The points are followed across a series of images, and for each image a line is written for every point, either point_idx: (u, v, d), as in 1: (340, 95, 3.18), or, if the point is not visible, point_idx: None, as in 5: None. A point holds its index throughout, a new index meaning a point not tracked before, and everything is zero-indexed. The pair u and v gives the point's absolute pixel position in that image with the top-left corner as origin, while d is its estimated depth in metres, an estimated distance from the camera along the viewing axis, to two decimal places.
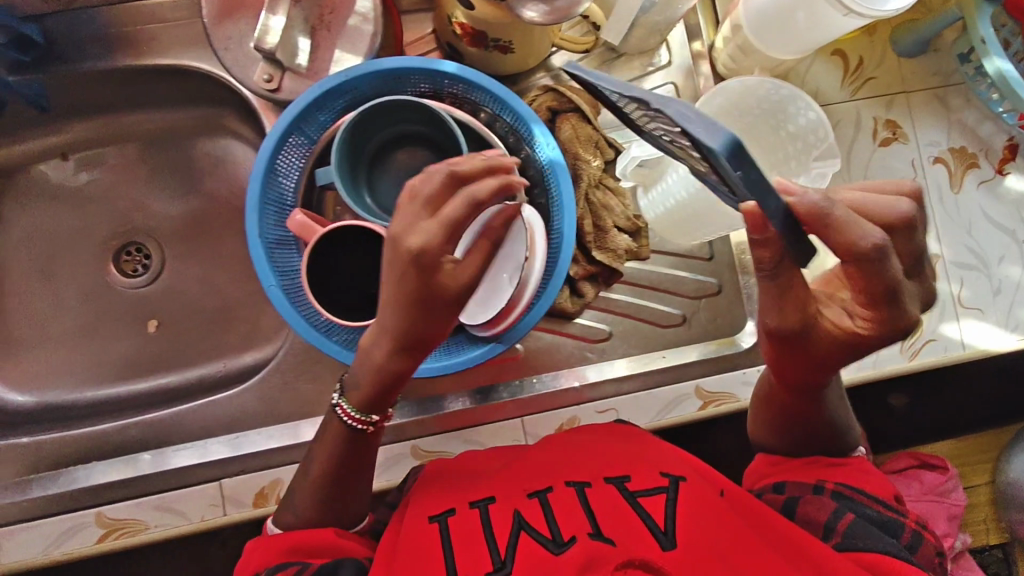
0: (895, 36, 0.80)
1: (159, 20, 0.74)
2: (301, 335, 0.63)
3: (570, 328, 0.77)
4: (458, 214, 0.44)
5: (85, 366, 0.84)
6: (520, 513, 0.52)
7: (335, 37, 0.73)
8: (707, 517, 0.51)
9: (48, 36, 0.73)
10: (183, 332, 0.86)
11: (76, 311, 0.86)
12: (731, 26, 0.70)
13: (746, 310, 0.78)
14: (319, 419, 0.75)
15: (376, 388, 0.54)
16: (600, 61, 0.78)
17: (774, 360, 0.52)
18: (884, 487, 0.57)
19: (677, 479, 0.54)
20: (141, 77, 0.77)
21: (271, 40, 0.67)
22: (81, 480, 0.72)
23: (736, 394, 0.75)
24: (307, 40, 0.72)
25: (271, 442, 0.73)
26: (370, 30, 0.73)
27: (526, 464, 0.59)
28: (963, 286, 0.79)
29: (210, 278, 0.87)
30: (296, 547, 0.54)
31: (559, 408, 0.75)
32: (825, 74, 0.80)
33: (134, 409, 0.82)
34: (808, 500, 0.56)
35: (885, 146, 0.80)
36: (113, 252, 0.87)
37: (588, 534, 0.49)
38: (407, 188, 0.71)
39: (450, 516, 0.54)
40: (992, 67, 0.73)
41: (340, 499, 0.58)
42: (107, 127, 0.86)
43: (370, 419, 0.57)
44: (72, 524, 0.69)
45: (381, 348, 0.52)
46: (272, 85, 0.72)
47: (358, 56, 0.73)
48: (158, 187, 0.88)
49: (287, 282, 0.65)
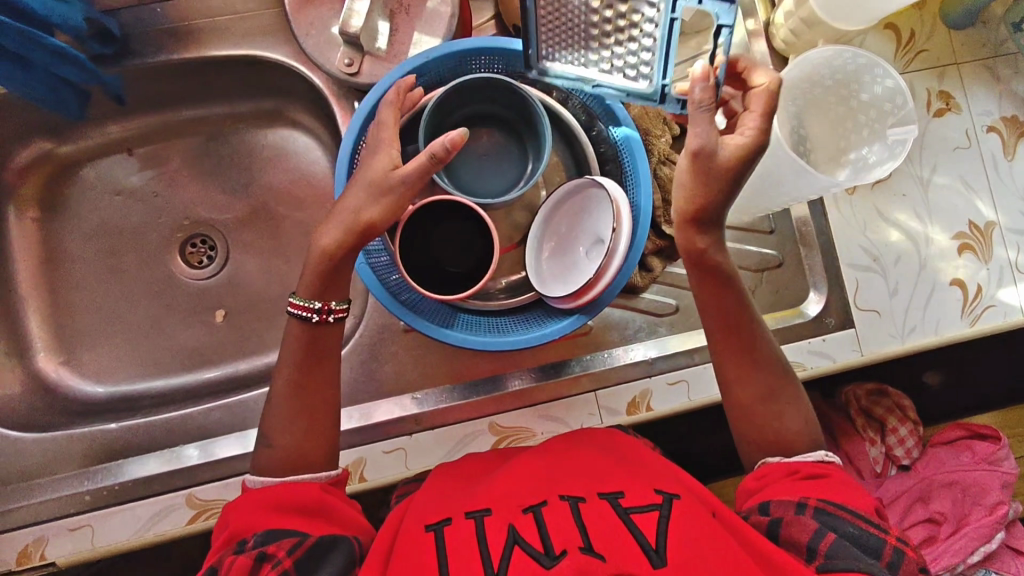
0: (945, 9, 0.82)
1: (230, 11, 0.76)
2: (393, 311, 0.65)
3: (638, 303, 0.79)
4: (419, 171, 0.59)
5: (154, 356, 0.85)
6: (515, 528, 0.53)
7: (413, 21, 0.74)
8: (698, 532, 0.53)
9: (122, 30, 0.75)
10: (247, 320, 0.86)
11: (142, 303, 0.86)
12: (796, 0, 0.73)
13: (808, 280, 0.82)
14: (397, 399, 0.76)
15: (320, 278, 0.62)
16: None
17: (691, 251, 0.63)
18: (864, 502, 0.57)
19: (671, 495, 0.56)
20: (211, 69, 0.79)
21: (354, 23, 0.68)
22: (169, 463, 0.73)
23: (804, 363, 0.78)
24: (386, 23, 0.73)
25: (352, 423, 0.75)
26: (447, 11, 0.73)
27: (520, 476, 0.61)
28: (1019, 252, 0.81)
29: (272, 266, 0.87)
30: (280, 503, 0.56)
31: (633, 380, 0.76)
32: (878, 47, 0.82)
33: (205, 397, 0.83)
34: (790, 521, 0.55)
35: (939, 116, 0.82)
36: (178, 245, 0.88)
37: (580, 546, 0.51)
38: (482, 167, 0.73)
39: (445, 525, 0.55)
40: None
41: (303, 423, 0.62)
42: (170, 121, 0.87)
43: (312, 307, 0.62)
44: (163, 506, 0.71)
45: (329, 235, 0.61)
46: (351, 69, 0.72)
47: (436, 38, 0.73)
48: (219, 179, 0.89)
49: (374, 260, 0.67)
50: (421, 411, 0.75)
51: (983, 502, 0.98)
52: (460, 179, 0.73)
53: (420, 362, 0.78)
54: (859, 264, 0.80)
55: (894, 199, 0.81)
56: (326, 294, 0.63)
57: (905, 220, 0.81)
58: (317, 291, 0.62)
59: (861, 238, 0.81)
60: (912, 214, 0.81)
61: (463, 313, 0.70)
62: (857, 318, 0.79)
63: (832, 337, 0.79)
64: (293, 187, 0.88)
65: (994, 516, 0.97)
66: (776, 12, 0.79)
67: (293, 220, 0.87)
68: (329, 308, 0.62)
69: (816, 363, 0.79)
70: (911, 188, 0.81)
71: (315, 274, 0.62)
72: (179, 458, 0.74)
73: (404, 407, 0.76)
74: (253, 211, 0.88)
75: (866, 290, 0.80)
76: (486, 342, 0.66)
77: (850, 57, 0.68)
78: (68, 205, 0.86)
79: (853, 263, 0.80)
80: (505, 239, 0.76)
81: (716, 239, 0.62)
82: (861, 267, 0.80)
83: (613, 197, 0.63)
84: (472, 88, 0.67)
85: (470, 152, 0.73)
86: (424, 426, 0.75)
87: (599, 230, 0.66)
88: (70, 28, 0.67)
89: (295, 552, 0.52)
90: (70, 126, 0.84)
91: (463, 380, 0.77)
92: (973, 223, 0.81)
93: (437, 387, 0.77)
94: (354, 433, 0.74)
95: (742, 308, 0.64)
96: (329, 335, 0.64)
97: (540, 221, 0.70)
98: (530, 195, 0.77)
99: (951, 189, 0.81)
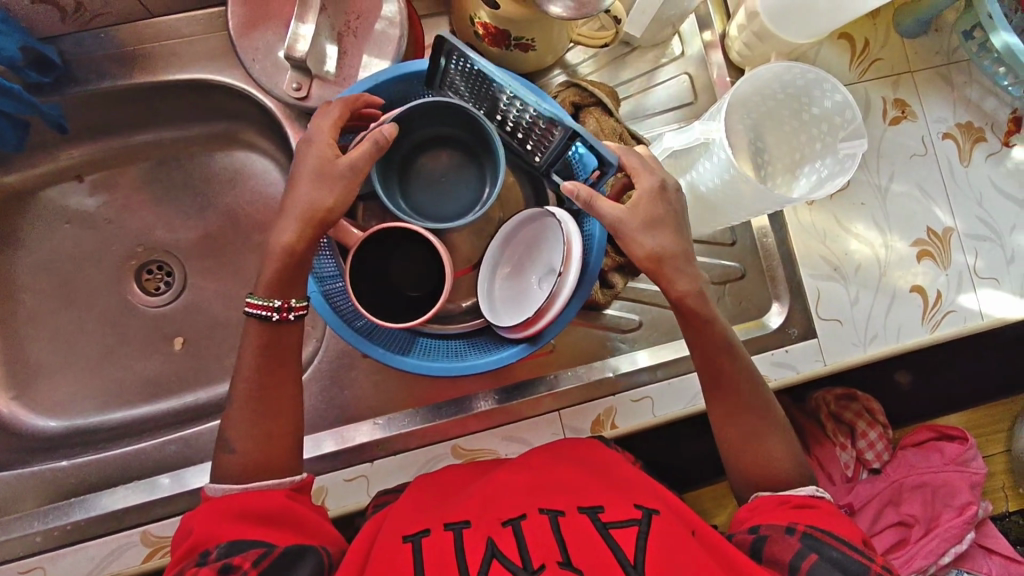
0: (897, 18, 0.83)
1: (177, 36, 0.75)
2: (345, 340, 0.63)
3: (600, 320, 0.79)
4: (369, 159, 0.59)
5: (109, 387, 0.83)
6: (494, 542, 0.53)
7: (362, 42, 0.73)
8: (676, 547, 0.53)
9: (64, 57, 0.73)
10: (205, 348, 0.84)
11: (95, 332, 0.84)
12: (748, 13, 0.74)
13: (770, 292, 0.83)
14: (358, 426, 0.75)
15: (282, 274, 0.61)
16: (610, 58, 0.82)
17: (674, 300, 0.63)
18: (853, 532, 0.57)
19: (649, 510, 0.57)
20: (159, 94, 0.77)
21: (302, 47, 0.68)
22: (123, 499, 0.72)
23: (768, 375, 0.78)
24: (335, 47, 0.73)
25: (313, 451, 0.74)
26: (396, 33, 0.72)
27: (498, 490, 0.60)
28: (976, 257, 0.82)
29: (229, 292, 0.85)
30: (244, 512, 0.54)
31: (595, 399, 0.76)
32: (833, 58, 0.83)
33: (163, 428, 0.81)
34: (775, 542, 0.56)
35: (895, 125, 0.83)
36: (133, 272, 0.86)
37: (558, 560, 0.51)
38: (437, 191, 0.73)
39: (424, 536, 0.54)
40: (999, 41, 0.76)
41: (267, 425, 0.60)
42: (120, 146, 0.85)
43: (274, 306, 0.60)
44: (117, 545, 0.69)
45: (287, 232, 0.60)
46: (301, 93, 0.72)
47: (386, 60, 0.73)
48: (172, 204, 0.87)
49: (327, 287, 0.66)
50: (382, 437, 0.74)
51: (951, 503, 0.98)
52: (414, 202, 0.72)
53: (381, 387, 0.77)
54: (820, 274, 0.80)
55: (854, 208, 0.82)
56: (286, 292, 0.62)
57: (864, 230, 0.81)
58: (276, 292, 0.61)
59: (821, 246, 0.81)
60: (875, 224, 0.81)
61: (421, 338, 0.70)
62: (818, 328, 0.80)
63: (794, 348, 0.79)
64: (250, 210, 0.86)
65: (963, 516, 0.97)
66: (731, 24, 0.80)
67: (250, 244, 0.86)
68: (291, 307, 0.61)
69: (778, 373, 0.78)
70: (869, 198, 0.82)
71: (275, 275, 0.61)
72: (136, 493, 0.72)
73: (365, 434, 0.75)
74: (209, 235, 0.86)
75: (828, 301, 0.80)
76: (441, 368, 0.65)
77: (799, 74, 0.68)
78: (15, 234, 0.84)
79: (813, 274, 0.80)
80: (464, 260, 0.76)
81: (694, 283, 0.63)
82: (822, 276, 0.80)
83: (567, 237, 0.62)
84: (425, 112, 0.67)
85: (427, 176, 0.72)
86: (386, 452, 0.74)
87: (552, 261, 0.65)
88: (4, 58, 0.66)
89: (261, 563, 0.50)
90: (13, 155, 0.81)
91: (425, 404, 0.76)
92: (931, 230, 0.82)
93: (399, 411, 0.76)
94: (315, 462, 0.73)
95: (726, 352, 0.65)
96: (292, 334, 0.62)
97: (495, 247, 0.70)
98: (489, 215, 0.76)
99: (909, 197, 0.82)
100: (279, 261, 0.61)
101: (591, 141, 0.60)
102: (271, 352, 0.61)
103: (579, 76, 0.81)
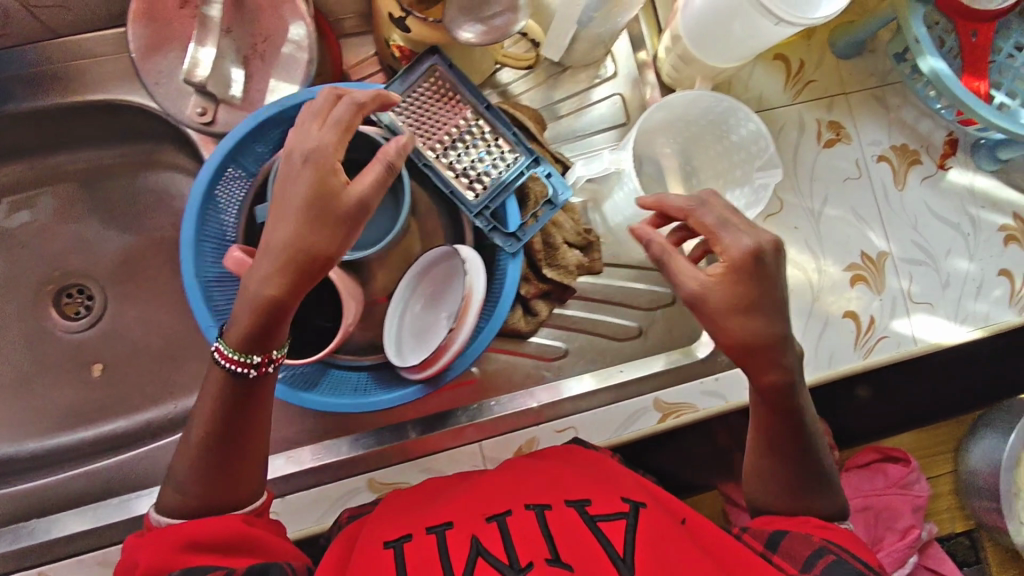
0: (831, 39, 0.85)
1: (90, 55, 0.77)
2: None
3: (525, 348, 0.79)
4: (378, 181, 0.55)
5: (24, 418, 0.81)
6: (478, 540, 0.52)
7: (268, 67, 0.75)
8: (663, 541, 0.52)
9: None
10: (123, 376, 0.83)
11: (10, 355, 0.82)
12: (672, 37, 0.76)
13: (699, 321, 0.81)
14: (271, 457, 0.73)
15: (260, 325, 0.53)
16: (544, 77, 0.84)
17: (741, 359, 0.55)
18: (877, 558, 0.53)
19: (637, 503, 0.56)
20: (74, 115, 0.79)
21: (200, 72, 0.71)
22: (23, 539, 0.71)
23: (696, 404, 0.76)
24: (240, 70, 0.75)
25: None
26: (303, 56, 0.74)
27: (485, 489, 0.59)
28: (911, 282, 0.82)
29: (150, 319, 0.84)
30: (197, 541, 0.52)
31: (518, 430, 0.75)
32: (767, 79, 0.84)
33: (76, 460, 0.80)
34: (796, 537, 0.55)
35: (830, 147, 0.84)
36: (52, 297, 0.84)
37: (546, 557, 0.50)
38: None
39: (405, 541, 0.53)
40: (926, 65, 0.74)
41: (228, 473, 0.56)
42: (38, 168, 0.85)
43: (250, 361, 0.54)
44: None
45: (274, 279, 0.52)
46: (206, 119, 0.75)
47: (293, 84, 0.75)
48: (97, 225, 0.86)
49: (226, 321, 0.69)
50: (296, 471, 0.73)
51: (894, 526, 0.92)
52: None
53: (300, 418, 0.77)
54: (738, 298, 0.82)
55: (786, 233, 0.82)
56: (265, 344, 0.55)
57: (797, 255, 0.81)
58: (245, 345, 0.54)
59: None
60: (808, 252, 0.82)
61: (333, 369, 0.73)
62: None
63: (724, 375, 0.77)
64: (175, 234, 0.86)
65: (906, 540, 0.92)
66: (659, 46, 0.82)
67: (172, 265, 0.86)
68: (270, 360, 0.55)
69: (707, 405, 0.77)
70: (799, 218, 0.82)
71: (240, 334, 0.53)
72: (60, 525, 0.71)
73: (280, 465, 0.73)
74: (128, 256, 0.86)
75: None
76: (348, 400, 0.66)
77: (712, 103, 0.71)
78: None
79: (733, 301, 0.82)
80: (382, 290, 0.77)
81: (790, 369, 0.55)
82: None
83: (466, 288, 0.66)
84: None
85: None
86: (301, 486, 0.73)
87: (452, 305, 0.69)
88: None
89: None
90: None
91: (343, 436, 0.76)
92: (865, 254, 0.82)
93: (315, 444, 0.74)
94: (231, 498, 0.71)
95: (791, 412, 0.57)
96: (264, 385, 0.57)
97: (408, 281, 0.74)
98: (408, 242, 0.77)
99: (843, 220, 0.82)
100: (253, 309, 0.53)
101: (550, 170, 0.70)
102: (236, 401, 0.56)
103: (511, 97, 0.83)
